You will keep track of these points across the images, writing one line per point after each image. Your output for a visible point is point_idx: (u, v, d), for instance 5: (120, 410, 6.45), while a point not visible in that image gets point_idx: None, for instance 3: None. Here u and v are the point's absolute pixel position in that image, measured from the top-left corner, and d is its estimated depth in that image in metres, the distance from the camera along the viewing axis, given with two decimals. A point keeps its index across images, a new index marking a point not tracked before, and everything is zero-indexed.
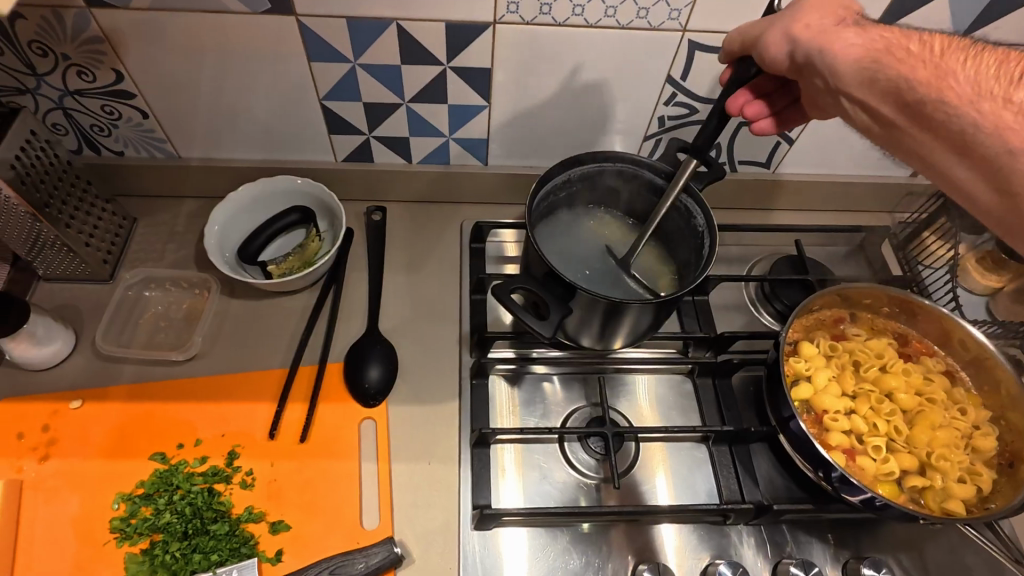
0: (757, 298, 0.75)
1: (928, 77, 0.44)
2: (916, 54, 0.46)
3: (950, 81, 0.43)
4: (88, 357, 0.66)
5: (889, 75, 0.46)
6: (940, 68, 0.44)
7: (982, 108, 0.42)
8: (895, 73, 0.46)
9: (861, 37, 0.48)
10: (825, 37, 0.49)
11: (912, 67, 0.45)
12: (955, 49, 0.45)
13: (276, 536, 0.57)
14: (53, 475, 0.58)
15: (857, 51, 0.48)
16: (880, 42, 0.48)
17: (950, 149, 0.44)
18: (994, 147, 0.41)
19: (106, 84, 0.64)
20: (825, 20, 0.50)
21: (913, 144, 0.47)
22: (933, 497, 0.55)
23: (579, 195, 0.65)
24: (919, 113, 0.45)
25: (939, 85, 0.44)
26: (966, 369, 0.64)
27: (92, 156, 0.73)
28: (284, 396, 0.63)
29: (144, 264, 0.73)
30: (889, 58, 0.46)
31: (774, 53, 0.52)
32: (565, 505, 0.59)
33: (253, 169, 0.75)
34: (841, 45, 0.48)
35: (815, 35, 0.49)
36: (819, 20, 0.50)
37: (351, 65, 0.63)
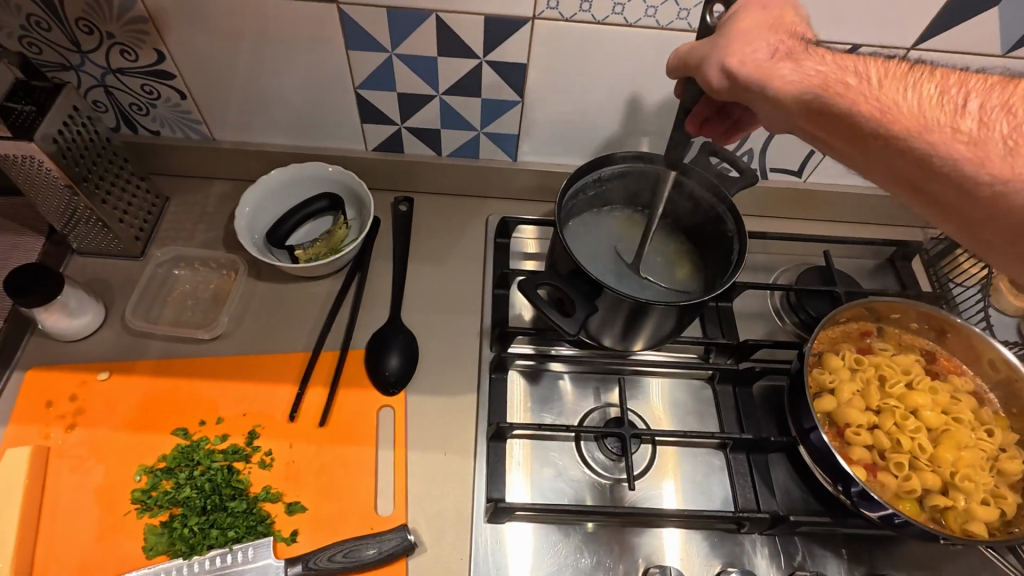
0: (782, 307, 0.74)
1: (872, 112, 0.43)
2: (855, 87, 0.44)
3: (894, 114, 0.42)
4: (117, 330, 0.68)
5: (834, 108, 0.44)
6: (881, 101, 0.43)
7: (931, 139, 0.40)
8: (837, 105, 0.44)
9: (798, 71, 0.46)
10: (763, 69, 0.47)
11: (856, 102, 0.43)
12: (892, 80, 0.44)
13: (292, 517, 0.57)
14: (79, 444, 0.60)
15: (798, 83, 0.46)
16: (811, 73, 0.46)
17: (913, 180, 0.42)
18: (960, 177, 0.39)
19: (148, 64, 0.65)
20: (763, 50, 0.48)
21: (866, 173, 0.45)
22: (955, 518, 0.54)
23: (605, 194, 0.64)
24: (874, 145, 0.43)
25: (890, 118, 0.42)
26: (994, 390, 0.63)
27: (129, 134, 0.74)
28: (306, 379, 0.64)
29: (175, 242, 0.74)
30: (828, 91, 0.45)
31: (714, 85, 0.50)
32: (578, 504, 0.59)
33: (284, 154, 0.76)
34: (779, 77, 0.47)
35: (754, 70, 0.47)
36: (752, 49, 0.48)
37: (388, 54, 0.64)
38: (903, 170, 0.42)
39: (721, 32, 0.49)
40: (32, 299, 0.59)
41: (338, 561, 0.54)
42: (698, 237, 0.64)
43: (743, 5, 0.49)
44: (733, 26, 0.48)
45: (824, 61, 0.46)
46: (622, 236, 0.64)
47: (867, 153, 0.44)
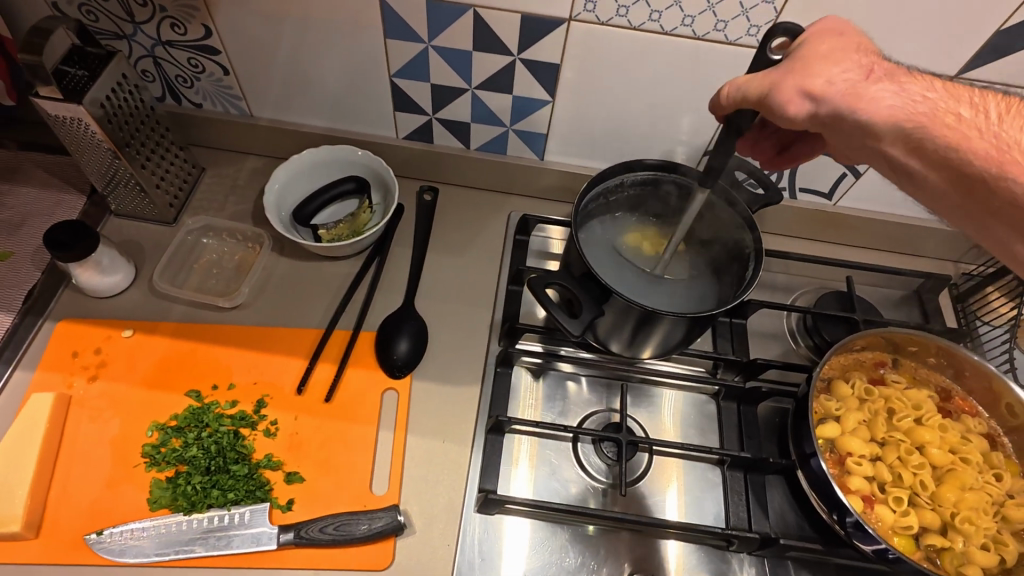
0: (798, 330, 0.73)
1: (990, 150, 0.40)
2: (968, 121, 0.42)
3: (1013, 155, 0.40)
4: (144, 291, 0.71)
5: (940, 142, 0.42)
6: (1000, 139, 0.41)
7: None
8: (947, 138, 0.42)
9: (899, 95, 0.44)
10: (857, 95, 0.44)
11: (966, 136, 0.41)
12: (1013, 117, 0.42)
13: (290, 486, 0.59)
14: (98, 395, 0.63)
15: (897, 110, 0.43)
16: (913, 99, 0.44)
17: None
18: None
19: (196, 38, 0.68)
20: (850, 72, 0.45)
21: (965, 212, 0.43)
22: (950, 559, 0.53)
23: (620, 198, 0.64)
24: (982, 187, 0.41)
25: (1006, 159, 0.40)
26: (1009, 435, 0.61)
27: (173, 104, 0.77)
28: (316, 355, 0.66)
29: (206, 212, 0.77)
30: (934, 123, 0.42)
31: (793, 111, 0.45)
32: (571, 504, 0.59)
33: (318, 136, 0.78)
34: (875, 102, 0.44)
35: (843, 94, 0.44)
36: (836, 73, 0.44)
37: (424, 46, 0.65)
38: (1009, 217, 0.40)
39: (790, 61, 0.46)
40: (70, 255, 0.62)
41: (328, 533, 0.56)
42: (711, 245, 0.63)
43: (811, 36, 0.46)
44: (807, 52, 0.45)
45: (933, 89, 0.44)
46: (633, 241, 0.64)
47: (973, 195, 0.42)
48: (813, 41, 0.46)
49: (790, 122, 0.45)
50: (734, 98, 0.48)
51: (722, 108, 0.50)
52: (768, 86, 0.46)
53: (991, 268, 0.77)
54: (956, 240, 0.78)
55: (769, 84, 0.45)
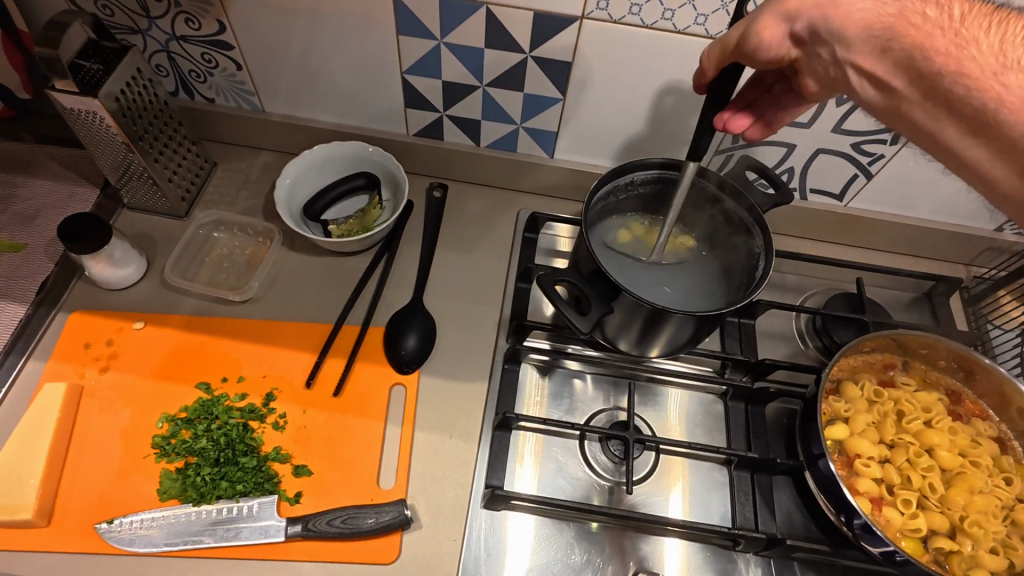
0: (807, 331, 0.73)
1: (949, 47, 0.38)
2: (934, 20, 0.39)
3: (973, 51, 0.38)
4: (156, 284, 0.71)
5: (904, 44, 0.40)
6: (962, 36, 0.38)
7: (1007, 82, 0.36)
8: (915, 44, 0.40)
9: (875, 0, 0.42)
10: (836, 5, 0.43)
11: (930, 35, 0.39)
12: (979, 15, 0.39)
13: (298, 479, 0.59)
14: (109, 386, 0.63)
15: (869, 13, 0.42)
16: (890, 4, 0.42)
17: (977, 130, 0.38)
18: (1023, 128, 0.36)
19: (210, 33, 0.68)
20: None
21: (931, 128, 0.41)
22: (959, 563, 0.52)
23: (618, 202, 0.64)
24: (939, 89, 0.39)
25: (969, 57, 0.38)
26: (1019, 439, 0.60)
27: (186, 99, 0.78)
28: (325, 350, 0.66)
29: (217, 206, 0.78)
30: (902, 24, 0.40)
31: (768, 38, 0.47)
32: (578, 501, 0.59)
33: (329, 132, 0.78)
34: (846, 9, 0.43)
35: (818, 5, 0.45)
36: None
37: (436, 43, 0.65)
38: (966, 115, 0.38)
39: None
40: (83, 246, 0.63)
41: (335, 526, 0.56)
42: (713, 237, 0.64)
43: None
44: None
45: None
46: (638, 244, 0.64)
47: (932, 99, 0.40)
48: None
49: (767, 50, 0.47)
50: (713, 52, 0.51)
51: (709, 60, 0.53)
52: (744, 28, 0.48)
53: (1003, 271, 0.77)
54: (967, 242, 0.77)
55: (747, 22, 0.48)
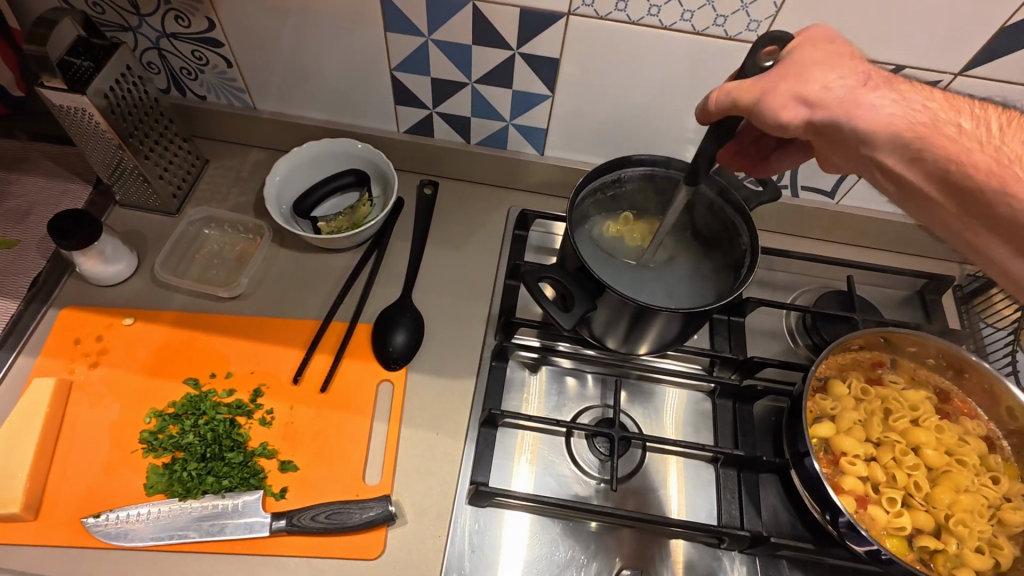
0: (797, 329, 0.73)
1: (990, 163, 0.40)
2: (969, 132, 0.42)
3: (1014, 169, 0.40)
4: (146, 281, 0.72)
5: (939, 153, 0.42)
6: (1001, 153, 0.41)
7: None
8: (954, 157, 0.41)
9: (898, 104, 0.44)
10: (858, 103, 0.45)
11: (969, 148, 0.41)
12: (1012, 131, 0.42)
13: (284, 475, 0.60)
14: (99, 381, 0.64)
15: (897, 119, 0.43)
16: (914, 108, 0.44)
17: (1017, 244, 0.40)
18: None
19: (199, 30, 0.68)
20: (846, 81, 0.46)
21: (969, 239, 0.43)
22: (944, 562, 0.52)
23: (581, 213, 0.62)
24: (977, 199, 0.41)
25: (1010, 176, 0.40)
26: (1008, 438, 0.60)
27: (177, 97, 0.78)
28: (313, 346, 0.66)
29: (208, 203, 0.78)
30: (934, 133, 0.42)
31: (785, 116, 0.46)
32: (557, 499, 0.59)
33: (320, 129, 0.78)
34: (873, 110, 0.44)
35: (841, 101, 0.45)
36: (833, 83, 0.45)
37: (424, 39, 0.65)
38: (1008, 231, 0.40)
39: (783, 66, 0.46)
40: (73, 242, 0.63)
41: (320, 521, 0.56)
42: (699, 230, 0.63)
43: (797, 43, 0.47)
44: (796, 58, 0.46)
45: (936, 101, 0.44)
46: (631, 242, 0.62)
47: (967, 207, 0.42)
48: (807, 42, 0.47)
49: (782, 128, 0.46)
50: (718, 101, 0.48)
51: (707, 113, 0.49)
52: (761, 92, 0.46)
53: None
54: None
55: (760, 87, 0.46)
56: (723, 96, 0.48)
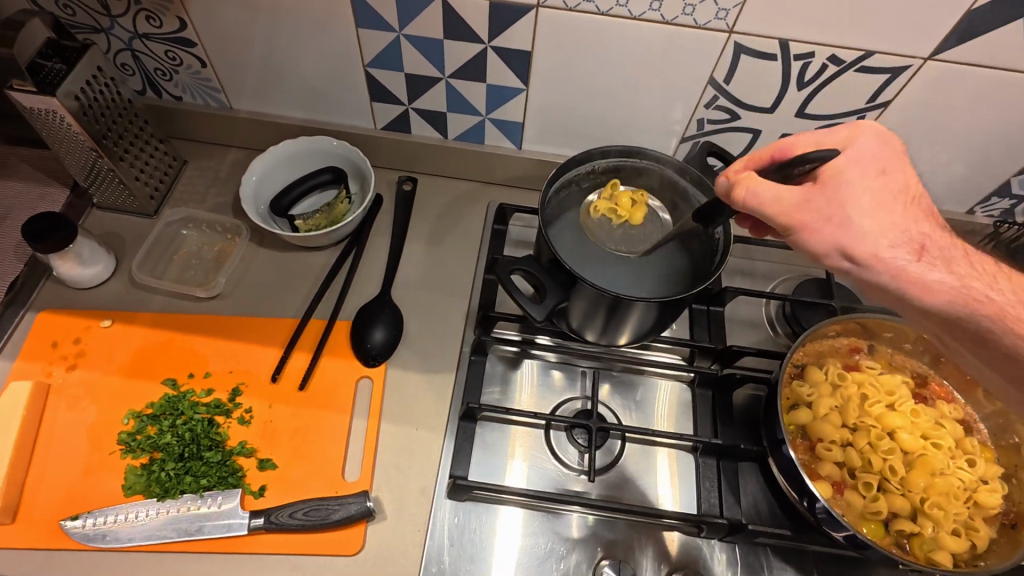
0: (777, 318, 0.73)
1: None
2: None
3: None
4: (124, 283, 0.71)
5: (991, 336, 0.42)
6: None
7: None
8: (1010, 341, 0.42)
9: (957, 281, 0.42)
10: (910, 278, 0.42)
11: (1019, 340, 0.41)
12: None
13: (263, 473, 0.60)
14: (77, 383, 0.64)
15: (950, 293, 0.42)
16: (974, 294, 0.42)
17: None
18: None
19: (171, 30, 0.68)
20: (899, 249, 0.42)
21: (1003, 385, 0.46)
22: (920, 545, 0.52)
23: (554, 206, 0.61)
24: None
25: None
26: (985, 421, 0.60)
27: (153, 98, 0.78)
28: (291, 344, 0.66)
29: (186, 204, 0.78)
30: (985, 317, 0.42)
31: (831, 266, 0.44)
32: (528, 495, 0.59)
33: (297, 128, 0.78)
34: (928, 289, 0.42)
35: (894, 271, 0.42)
36: (885, 250, 0.42)
37: (395, 35, 0.65)
38: None
39: (840, 212, 0.43)
40: (47, 245, 0.63)
41: (298, 518, 0.56)
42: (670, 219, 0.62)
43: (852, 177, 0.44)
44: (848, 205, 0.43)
45: (991, 284, 0.43)
46: (617, 222, 0.60)
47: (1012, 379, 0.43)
48: (858, 179, 0.44)
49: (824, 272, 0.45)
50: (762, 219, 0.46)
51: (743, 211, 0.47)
52: (809, 234, 0.44)
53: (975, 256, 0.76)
54: None
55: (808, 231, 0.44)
56: (746, 193, 0.45)
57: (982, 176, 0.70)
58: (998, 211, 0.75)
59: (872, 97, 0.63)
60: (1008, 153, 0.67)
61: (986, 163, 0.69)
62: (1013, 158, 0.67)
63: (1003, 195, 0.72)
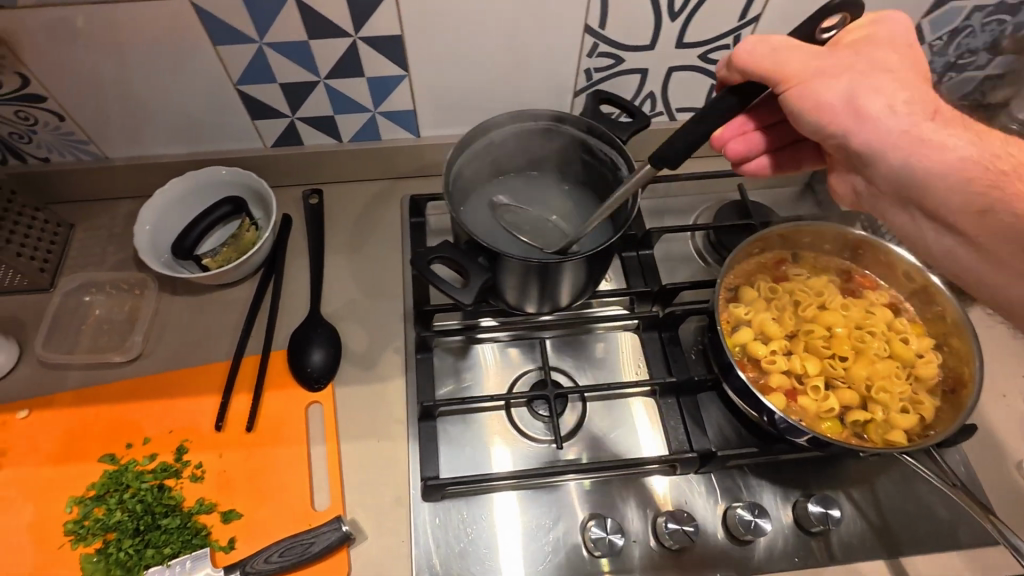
0: (705, 248, 0.74)
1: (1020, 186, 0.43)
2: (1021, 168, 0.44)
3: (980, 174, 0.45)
4: (33, 368, 0.66)
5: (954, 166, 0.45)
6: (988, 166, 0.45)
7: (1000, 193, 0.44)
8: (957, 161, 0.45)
9: (974, 144, 0.45)
10: (900, 128, 0.46)
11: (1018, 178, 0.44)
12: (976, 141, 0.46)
13: (228, 525, 0.57)
14: (6, 484, 0.59)
15: (914, 130, 0.46)
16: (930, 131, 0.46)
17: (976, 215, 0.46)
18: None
19: (14, 89, 0.63)
20: (883, 97, 0.47)
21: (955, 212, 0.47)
22: (876, 430, 0.54)
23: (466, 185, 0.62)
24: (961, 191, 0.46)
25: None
26: (910, 300, 0.63)
27: (18, 165, 0.72)
28: (228, 388, 0.63)
29: (83, 268, 0.73)
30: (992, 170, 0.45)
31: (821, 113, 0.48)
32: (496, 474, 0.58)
33: (185, 164, 0.74)
34: (945, 149, 0.45)
35: (881, 116, 0.47)
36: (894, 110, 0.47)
37: (257, 45, 0.61)
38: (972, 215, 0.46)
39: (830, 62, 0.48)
40: None
41: (275, 561, 0.54)
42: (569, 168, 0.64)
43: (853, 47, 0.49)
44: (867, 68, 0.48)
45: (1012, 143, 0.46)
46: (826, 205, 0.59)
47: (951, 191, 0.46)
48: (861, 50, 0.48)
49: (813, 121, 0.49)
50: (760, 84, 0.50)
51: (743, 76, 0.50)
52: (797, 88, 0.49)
53: None
54: None
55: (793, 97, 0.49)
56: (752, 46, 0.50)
57: None
58: None
59: (743, 15, 0.64)
60: None
61: None
62: None
63: None
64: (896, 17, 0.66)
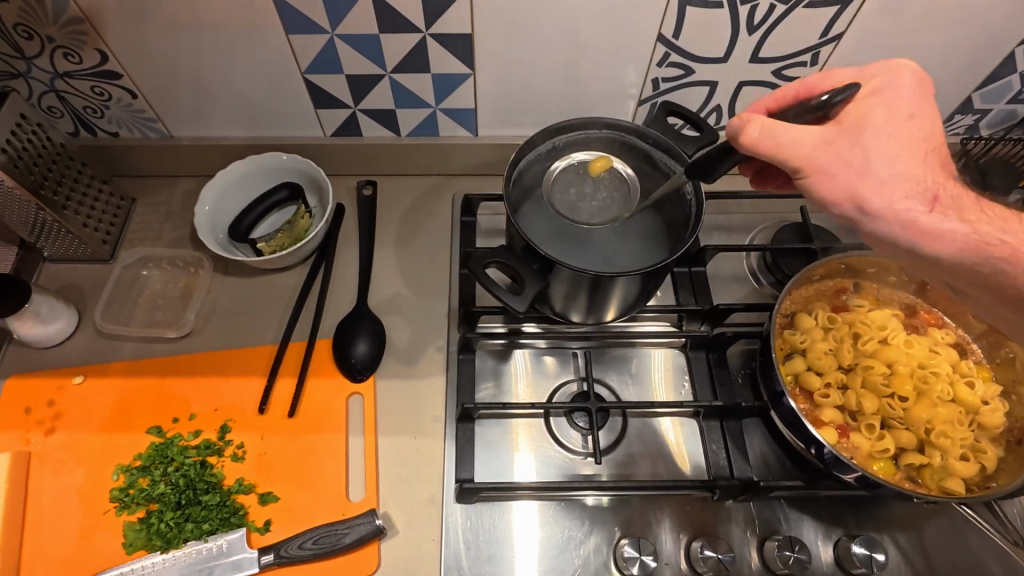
0: (759, 269, 0.72)
1: None
2: None
3: None
4: (90, 336, 0.68)
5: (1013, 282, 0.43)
6: None
7: None
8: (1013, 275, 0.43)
9: (967, 229, 0.43)
10: (926, 230, 0.43)
11: None
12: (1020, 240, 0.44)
13: (265, 507, 0.58)
14: (59, 447, 0.61)
15: (966, 246, 0.43)
16: (983, 236, 0.43)
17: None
18: None
19: (93, 65, 0.65)
20: (913, 200, 0.43)
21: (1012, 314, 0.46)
22: (931, 476, 0.52)
23: None
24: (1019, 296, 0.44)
25: None
26: (978, 341, 0.60)
27: (88, 138, 0.74)
28: (273, 372, 0.64)
29: (142, 243, 0.75)
30: None
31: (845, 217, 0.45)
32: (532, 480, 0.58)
33: (246, 148, 0.75)
34: (943, 238, 0.43)
35: (903, 226, 0.43)
36: (898, 200, 0.43)
37: (328, 36, 0.62)
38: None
39: (854, 151, 0.44)
40: None
41: (308, 548, 0.55)
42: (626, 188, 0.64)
43: (870, 122, 0.44)
44: (881, 152, 0.44)
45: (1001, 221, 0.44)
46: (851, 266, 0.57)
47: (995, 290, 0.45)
48: (882, 122, 0.44)
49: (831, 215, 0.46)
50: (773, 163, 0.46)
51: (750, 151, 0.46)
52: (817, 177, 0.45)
53: None
54: None
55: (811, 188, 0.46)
56: (760, 132, 0.45)
57: (943, 96, 0.70)
58: (963, 127, 0.74)
59: (825, 32, 0.62)
60: (965, 70, 0.66)
61: (946, 84, 0.68)
62: (972, 74, 0.67)
63: (965, 112, 0.72)
64: (986, 44, 0.63)
